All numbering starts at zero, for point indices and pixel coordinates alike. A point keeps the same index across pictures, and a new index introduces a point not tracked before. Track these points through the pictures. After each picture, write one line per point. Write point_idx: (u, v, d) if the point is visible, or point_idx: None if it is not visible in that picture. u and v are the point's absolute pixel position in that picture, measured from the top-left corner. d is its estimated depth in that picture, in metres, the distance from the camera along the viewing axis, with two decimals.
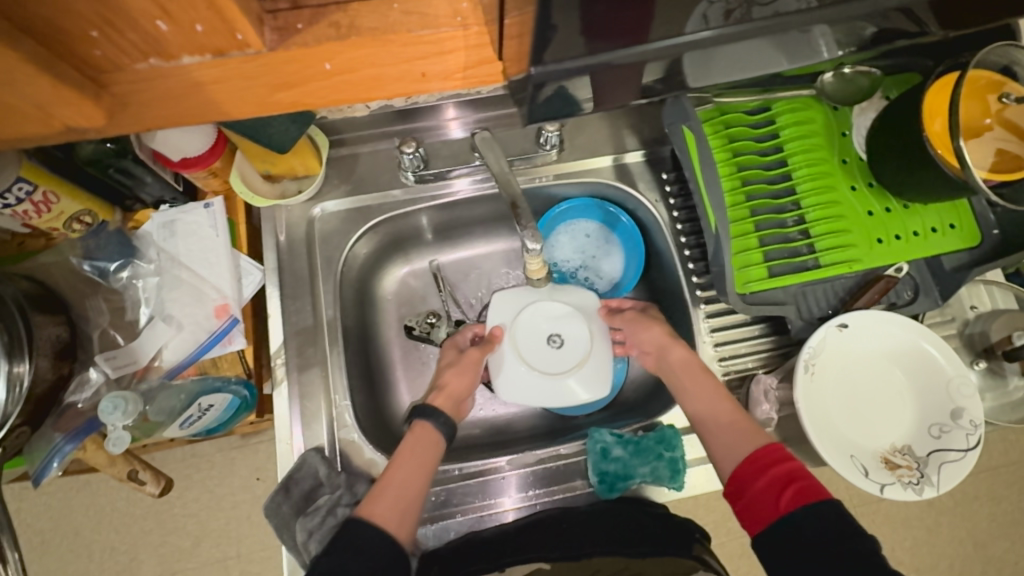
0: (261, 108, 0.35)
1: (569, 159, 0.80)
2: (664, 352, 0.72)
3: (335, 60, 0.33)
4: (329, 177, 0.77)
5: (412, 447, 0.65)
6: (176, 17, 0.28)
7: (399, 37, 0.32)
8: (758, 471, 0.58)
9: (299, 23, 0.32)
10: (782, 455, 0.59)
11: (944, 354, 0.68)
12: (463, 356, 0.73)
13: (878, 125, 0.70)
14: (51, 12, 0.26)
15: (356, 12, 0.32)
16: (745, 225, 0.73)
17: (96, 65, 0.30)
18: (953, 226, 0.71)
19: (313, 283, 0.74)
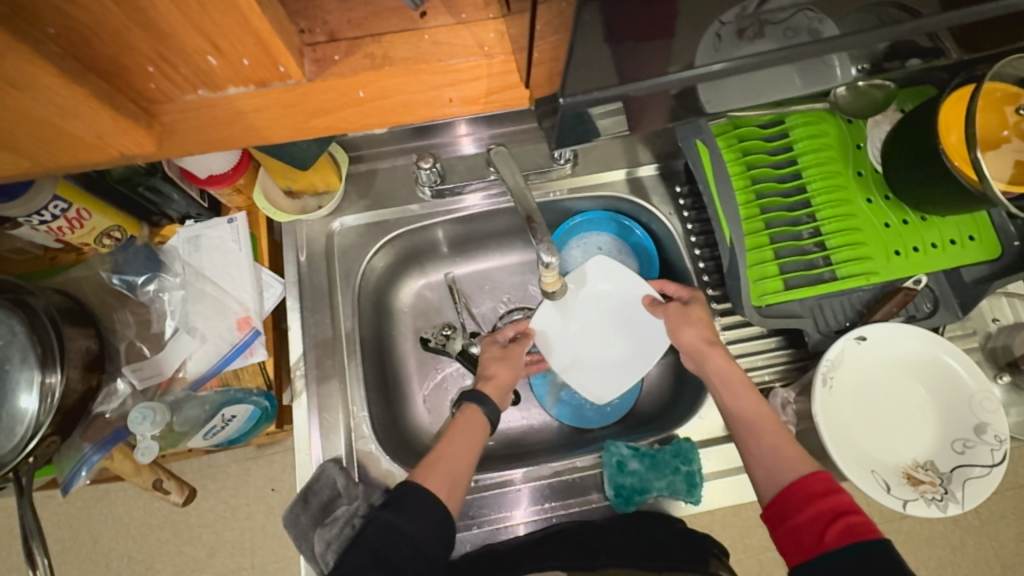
0: (296, 132, 0.36)
1: (583, 173, 0.81)
2: (702, 358, 0.69)
3: (368, 88, 0.34)
4: (349, 193, 0.79)
5: (462, 428, 0.67)
6: (225, 52, 0.29)
7: (429, 67, 0.33)
8: (801, 500, 0.55)
9: (335, 55, 0.33)
10: (832, 486, 0.55)
11: (966, 367, 0.67)
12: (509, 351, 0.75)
13: (894, 138, 0.70)
14: (114, 49, 0.28)
15: (389, 44, 0.33)
16: (759, 238, 0.73)
17: (150, 97, 0.32)
18: (972, 238, 0.71)
19: (333, 297, 0.75)
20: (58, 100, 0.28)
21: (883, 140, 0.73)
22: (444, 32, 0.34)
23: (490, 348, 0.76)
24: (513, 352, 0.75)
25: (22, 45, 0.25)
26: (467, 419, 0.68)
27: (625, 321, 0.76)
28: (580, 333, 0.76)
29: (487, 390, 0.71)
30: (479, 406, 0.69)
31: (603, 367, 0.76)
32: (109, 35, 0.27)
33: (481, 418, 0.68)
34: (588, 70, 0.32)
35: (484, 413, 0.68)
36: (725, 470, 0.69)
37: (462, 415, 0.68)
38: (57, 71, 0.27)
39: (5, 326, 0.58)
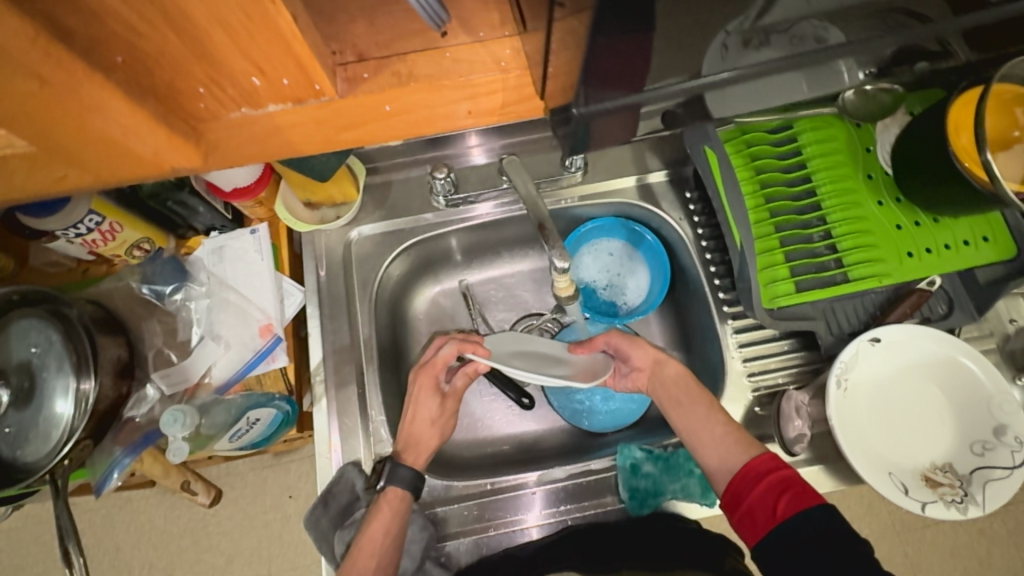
0: (329, 147, 0.37)
1: (593, 181, 0.83)
2: (656, 369, 0.73)
3: (394, 103, 0.36)
4: (365, 204, 0.81)
5: (386, 515, 0.64)
6: (268, 74, 0.31)
7: (451, 82, 0.36)
8: (752, 481, 0.59)
9: (365, 73, 0.35)
10: (777, 464, 0.59)
11: (983, 367, 0.67)
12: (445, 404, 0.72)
13: (903, 141, 0.71)
14: (170, 73, 0.31)
15: (413, 62, 0.36)
16: (770, 241, 0.73)
17: (198, 116, 0.35)
18: (987, 238, 0.71)
19: (350, 305, 0.77)
20: (121, 121, 0.31)
21: (891, 144, 0.74)
22: (463, 50, 0.36)
23: (428, 401, 0.71)
24: (449, 402, 0.73)
25: (93, 73, 0.28)
26: (390, 501, 0.65)
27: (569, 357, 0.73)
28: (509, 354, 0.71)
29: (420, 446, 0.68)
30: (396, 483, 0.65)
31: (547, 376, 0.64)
32: (166, 60, 0.29)
33: (404, 492, 0.65)
34: (600, 86, 0.34)
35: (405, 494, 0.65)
36: None
37: (384, 497, 0.65)
38: (121, 95, 0.29)
39: (44, 336, 0.61)
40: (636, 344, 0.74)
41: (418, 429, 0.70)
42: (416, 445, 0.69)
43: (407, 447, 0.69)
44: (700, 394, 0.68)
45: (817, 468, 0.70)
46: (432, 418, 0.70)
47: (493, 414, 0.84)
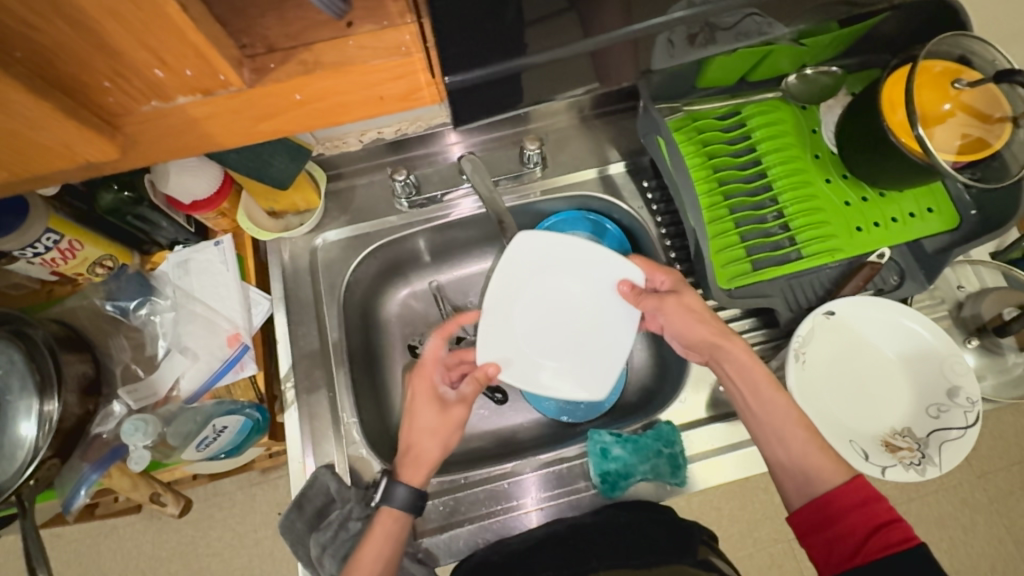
0: (250, 138, 0.37)
1: (554, 175, 0.85)
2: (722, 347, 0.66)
3: (305, 91, 0.35)
4: (329, 210, 0.82)
5: (385, 534, 0.62)
6: (171, 65, 0.31)
7: (357, 68, 0.34)
8: (840, 510, 0.56)
9: (272, 63, 0.34)
10: (870, 495, 0.56)
11: (933, 333, 0.69)
12: (452, 404, 0.68)
13: (845, 120, 0.74)
14: (71, 68, 0.30)
15: (320, 50, 0.34)
16: (725, 224, 0.75)
17: (110, 110, 0.33)
18: (932, 210, 0.75)
19: (319, 309, 0.78)
20: (28, 115, 0.30)
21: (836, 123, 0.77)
22: (367, 37, 0.34)
23: (427, 410, 0.68)
24: (451, 408, 0.68)
25: None
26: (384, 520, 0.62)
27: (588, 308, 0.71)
28: (539, 314, 0.71)
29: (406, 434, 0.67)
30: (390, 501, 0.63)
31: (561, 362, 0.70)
32: (66, 54, 0.29)
33: (403, 515, 0.63)
34: None
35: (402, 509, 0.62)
36: (717, 449, 0.70)
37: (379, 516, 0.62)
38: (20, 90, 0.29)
39: (5, 356, 0.60)
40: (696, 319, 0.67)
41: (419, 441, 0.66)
42: (415, 461, 0.66)
43: (407, 457, 0.66)
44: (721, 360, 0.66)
45: None
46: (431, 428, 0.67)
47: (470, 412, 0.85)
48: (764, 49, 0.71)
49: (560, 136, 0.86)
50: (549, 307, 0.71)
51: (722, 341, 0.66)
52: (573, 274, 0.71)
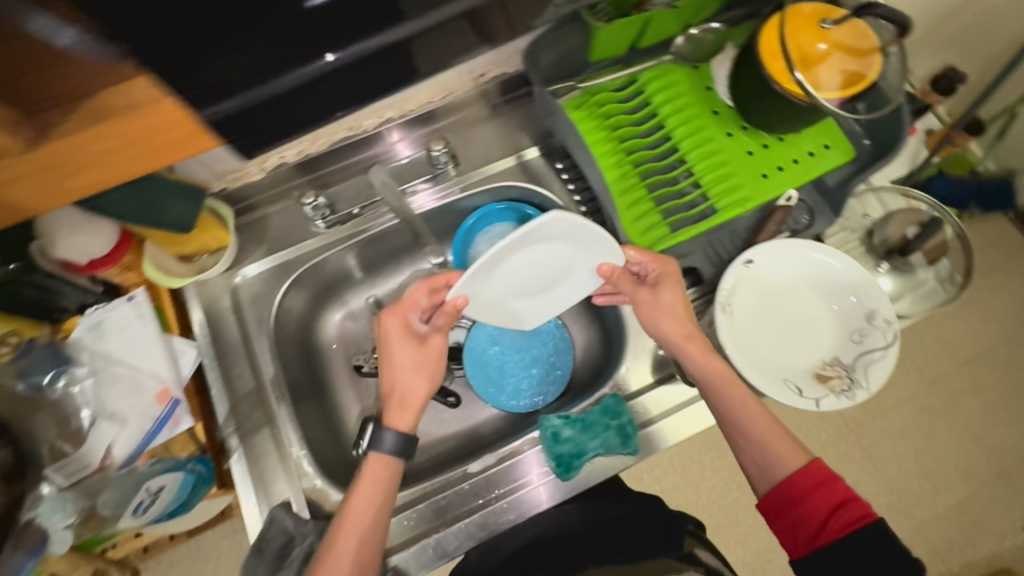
0: (55, 201, 0.37)
1: (468, 170, 0.84)
2: (688, 337, 0.68)
3: (97, 143, 0.34)
4: (244, 244, 0.80)
5: (371, 479, 0.64)
6: None
7: (136, 120, 0.33)
8: (805, 492, 0.58)
9: (54, 119, 0.33)
10: (826, 476, 0.59)
11: (846, 263, 0.72)
12: (426, 344, 0.70)
13: (735, 74, 0.76)
14: None
15: (106, 97, 0.33)
16: (640, 191, 0.76)
17: None
18: (829, 146, 0.78)
19: (249, 346, 0.75)
20: None
21: (727, 77, 0.78)
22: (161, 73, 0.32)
23: (404, 350, 0.69)
24: (428, 345, 0.70)
25: None
26: (373, 467, 0.64)
27: (562, 269, 0.68)
28: (525, 271, 0.66)
29: (387, 373, 0.69)
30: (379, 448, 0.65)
31: (516, 308, 0.71)
32: None
33: (391, 459, 0.65)
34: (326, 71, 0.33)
35: (392, 453, 0.65)
36: (666, 409, 0.72)
37: (367, 463, 0.65)
38: None
39: None
40: (673, 315, 0.69)
41: (402, 379, 0.68)
42: (401, 403, 0.68)
43: (390, 399, 0.68)
44: (685, 347, 0.68)
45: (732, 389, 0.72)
46: (414, 365, 0.69)
47: (428, 419, 0.84)
48: (642, 16, 0.72)
49: (468, 130, 0.85)
50: (523, 267, 0.65)
51: (687, 343, 0.68)
52: (571, 243, 0.64)
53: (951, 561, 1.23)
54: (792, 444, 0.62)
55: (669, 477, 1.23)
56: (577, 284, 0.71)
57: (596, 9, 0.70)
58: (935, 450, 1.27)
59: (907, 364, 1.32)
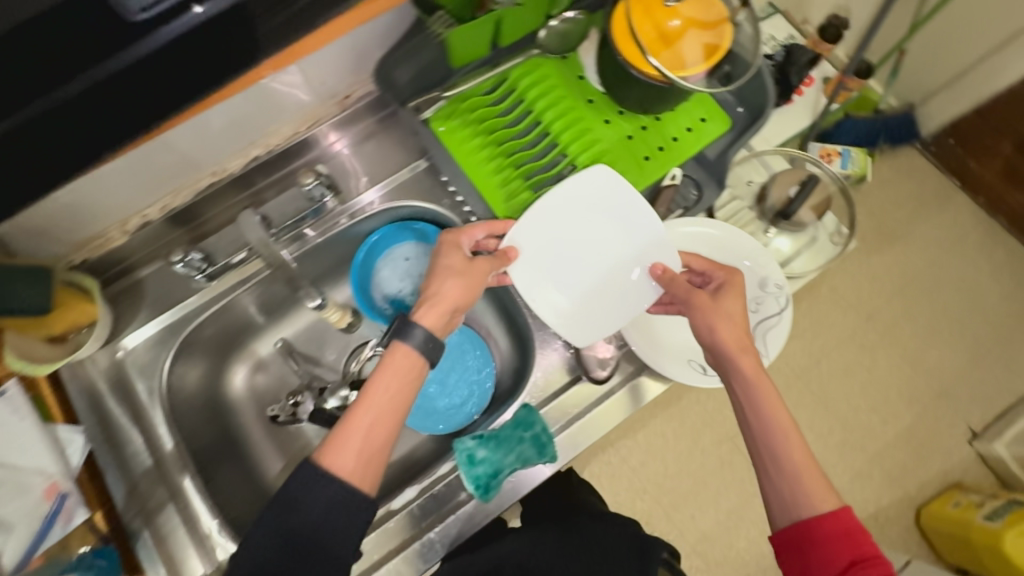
0: None
1: (354, 196, 0.81)
2: (743, 349, 0.62)
3: None
4: (122, 312, 0.75)
5: (395, 370, 0.59)
6: None
7: None
8: (823, 539, 0.54)
9: None
10: (855, 527, 0.54)
11: (734, 235, 0.73)
12: (471, 265, 0.66)
13: (601, 60, 0.75)
14: None
15: None
16: (525, 194, 0.75)
17: None
18: (705, 118, 0.78)
19: (142, 422, 0.71)
20: None
21: (594, 64, 0.77)
22: None
23: (452, 254, 0.66)
24: (475, 264, 0.65)
25: None
26: (397, 358, 0.60)
27: (621, 260, 0.69)
28: (569, 245, 0.69)
29: (433, 286, 0.64)
30: (406, 340, 0.61)
31: (551, 297, 0.69)
32: None
33: (417, 356, 0.61)
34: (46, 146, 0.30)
35: (417, 351, 0.61)
36: (578, 410, 0.72)
37: (390, 353, 0.60)
38: None
39: None
40: (736, 320, 0.63)
41: (443, 285, 0.64)
42: (430, 302, 0.63)
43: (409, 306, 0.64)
44: (736, 363, 0.62)
45: (646, 378, 0.73)
46: (460, 272, 0.65)
47: None
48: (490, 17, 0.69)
49: (346, 155, 0.82)
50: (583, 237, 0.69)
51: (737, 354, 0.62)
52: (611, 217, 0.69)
53: (908, 484, 1.27)
54: (824, 484, 0.57)
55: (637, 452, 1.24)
56: (622, 292, 0.69)
57: (441, 18, 0.68)
58: (878, 381, 1.31)
59: (842, 304, 1.34)
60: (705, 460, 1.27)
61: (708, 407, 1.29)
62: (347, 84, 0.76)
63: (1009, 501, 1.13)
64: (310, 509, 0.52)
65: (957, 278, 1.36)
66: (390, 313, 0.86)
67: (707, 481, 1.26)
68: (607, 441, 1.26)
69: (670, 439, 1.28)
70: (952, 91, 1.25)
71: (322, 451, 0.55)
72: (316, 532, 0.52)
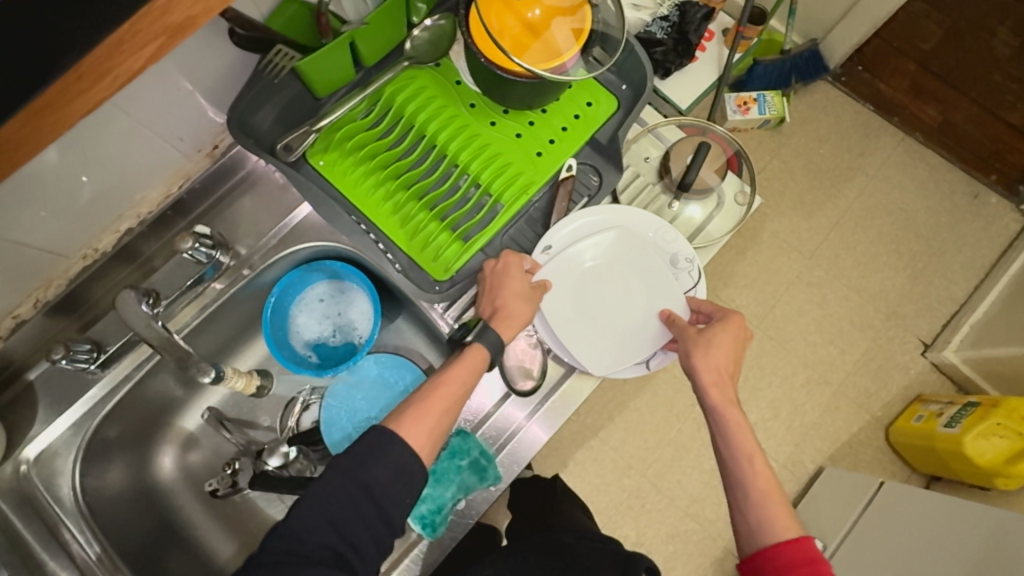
0: None
1: (249, 249, 0.77)
2: (721, 380, 0.63)
3: None
4: (18, 420, 0.70)
5: (468, 366, 0.61)
6: None
7: None
8: (786, 567, 0.53)
9: None
10: (817, 557, 0.53)
11: (652, 230, 0.74)
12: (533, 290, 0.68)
13: (471, 63, 0.72)
14: None
15: None
16: (421, 215, 0.72)
17: None
18: (591, 102, 0.76)
19: (59, 534, 0.67)
20: None
21: (467, 68, 0.74)
22: None
23: (514, 275, 0.68)
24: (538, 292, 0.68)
25: None
26: (473, 356, 0.62)
27: (634, 296, 0.72)
28: (585, 279, 0.72)
29: (494, 301, 0.66)
30: (484, 342, 0.63)
31: (560, 329, 0.71)
32: None
33: (487, 361, 0.63)
34: None
35: (487, 353, 0.63)
36: (517, 424, 0.74)
37: (470, 349, 0.62)
38: None
39: None
40: (719, 348, 0.64)
41: (507, 302, 0.66)
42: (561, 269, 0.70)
43: (517, 294, 0.67)
44: (705, 392, 0.63)
45: (575, 376, 0.74)
46: (521, 292, 0.67)
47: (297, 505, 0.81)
48: (340, 40, 0.65)
49: (231, 208, 0.77)
50: (599, 273, 0.72)
51: (712, 386, 0.63)
52: (625, 258, 0.73)
53: (873, 408, 1.26)
54: (784, 510, 0.56)
55: (615, 434, 1.24)
56: (628, 326, 0.71)
57: (283, 52, 0.63)
58: (830, 314, 1.29)
59: (786, 248, 1.31)
60: (682, 425, 1.24)
61: (676, 371, 1.26)
62: (211, 135, 0.72)
63: (965, 405, 1.12)
64: (377, 464, 0.51)
65: (894, 200, 1.33)
66: (313, 360, 0.83)
67: (687, 446, 1.24)
68: (599, 424, 1.24)
69: (646, 413, 1.25)
70: (849, 20, 1.20)
71: (399, 420, 0.56)
72: (373, 488, 0.50)
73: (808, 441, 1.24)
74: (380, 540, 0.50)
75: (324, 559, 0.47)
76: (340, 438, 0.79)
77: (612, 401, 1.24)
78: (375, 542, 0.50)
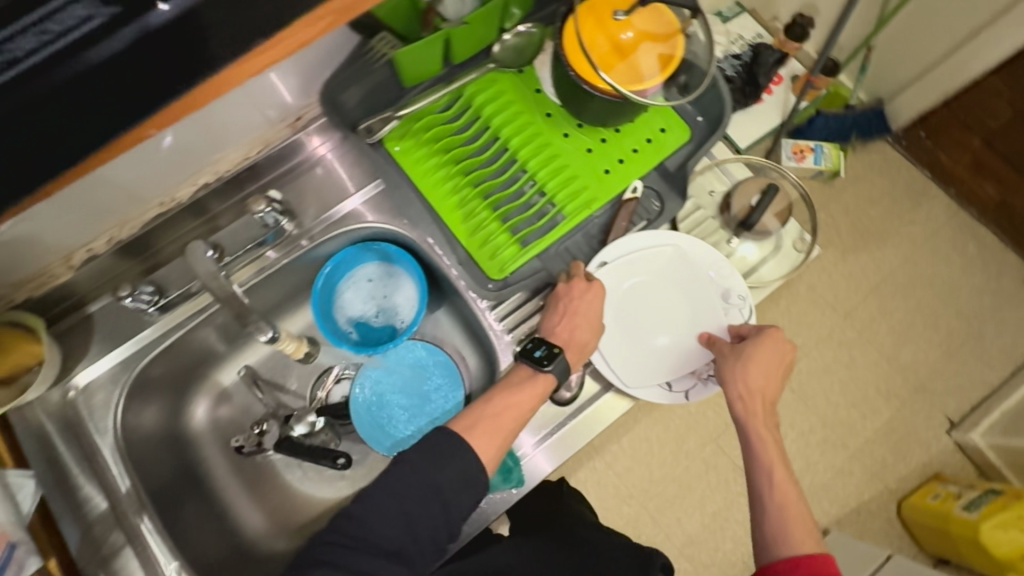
0: None
1: (310, 220, 0.80)
2: (759, 398, 0.65)
3: None
4: (72, 349, 0.73)
5: (535, 391, 0.63)
6: None
7: None
8: None
9: None
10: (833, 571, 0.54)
11: (709, 259, 0.75)
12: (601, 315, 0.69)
13: (557, 75, 0.73)
14: None
15: None
16: (483, 213, 0.74)
17: None
18: (665, 129, 0.77)
19: (95, 463, 0.70)
20: None
21: (550, 78, 0.76)
22: None
23: (590, 303, 0.69)
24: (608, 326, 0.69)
25: None
26: (542, 383, 0.64)
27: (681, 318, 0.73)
28: (638, 295, 0.73)
29: (565, 324, 0.68)
30: (554, 367, 0.64)
31: (607, 340, 0.72)
32: None
33: (554, 386, 0.65)
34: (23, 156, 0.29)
35: (556, 379, 0.64)
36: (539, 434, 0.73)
37: (540, 375, 0.64)
38: None
39: None
40: (760, 370, 0.66)
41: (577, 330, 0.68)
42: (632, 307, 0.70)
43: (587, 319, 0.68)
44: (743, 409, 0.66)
45: (610, 394, 0.74)
46: (591, 321, 0.68)
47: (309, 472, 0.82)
48: (438, 34, 0.67)
49: (301, 179, 0.80)
50: (652, 291, 0.74)
51: (750, 402, 0.66)
52: (679, 282, 0.74)
53: (888, 478, 1.23)
54: (807, 528, 0.58)
55: (620, 461, 1.23)
56: (673, 348, 0.72)
57: (385, 39, 0.68)
58: (857, 376, 1.27)
59: (822, 303, 1.29)
60: (690, 463, 1.23)
61: (692, 408, 1.25)
62: (297, 107, 0.75)
63: (986, 491, 1.09)
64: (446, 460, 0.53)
65: (939, 273, 1.31)
66: (353, 336, 0.84)
67: (692, 485, 1.22)
68: (607, 447, 1.23)
69: (656, 444, 1.24)
70: (921, 87, 1.20)
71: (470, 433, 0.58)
72: (439, 471, 0.52)
73: (815, 502, 1.21)
74: (433, 522, 0.52)
75: (380, 534, 0.50)
76: (370, 425, 0.81)
77: (623, 426, 1.23)
78: (427, 521, 0.52)
